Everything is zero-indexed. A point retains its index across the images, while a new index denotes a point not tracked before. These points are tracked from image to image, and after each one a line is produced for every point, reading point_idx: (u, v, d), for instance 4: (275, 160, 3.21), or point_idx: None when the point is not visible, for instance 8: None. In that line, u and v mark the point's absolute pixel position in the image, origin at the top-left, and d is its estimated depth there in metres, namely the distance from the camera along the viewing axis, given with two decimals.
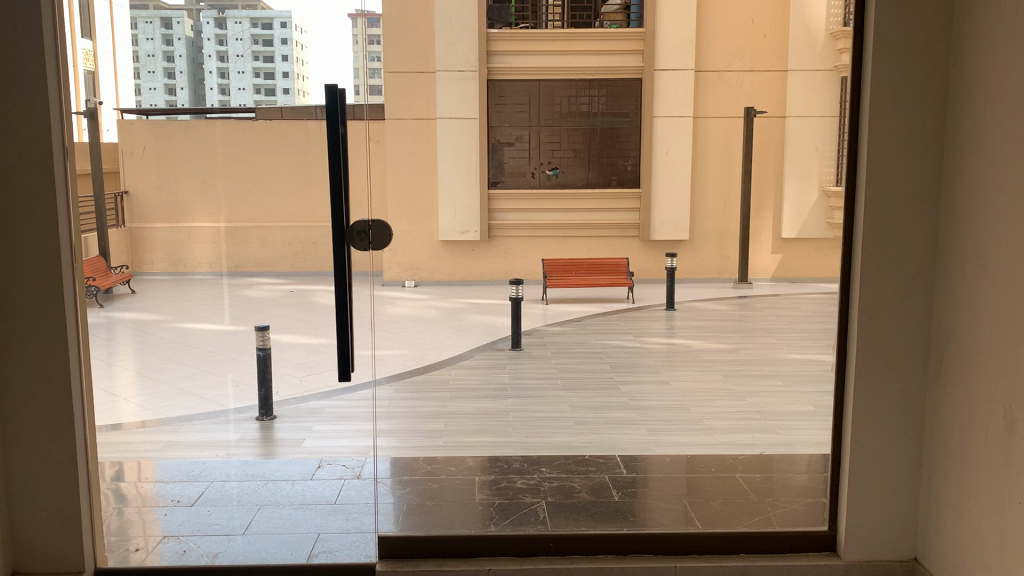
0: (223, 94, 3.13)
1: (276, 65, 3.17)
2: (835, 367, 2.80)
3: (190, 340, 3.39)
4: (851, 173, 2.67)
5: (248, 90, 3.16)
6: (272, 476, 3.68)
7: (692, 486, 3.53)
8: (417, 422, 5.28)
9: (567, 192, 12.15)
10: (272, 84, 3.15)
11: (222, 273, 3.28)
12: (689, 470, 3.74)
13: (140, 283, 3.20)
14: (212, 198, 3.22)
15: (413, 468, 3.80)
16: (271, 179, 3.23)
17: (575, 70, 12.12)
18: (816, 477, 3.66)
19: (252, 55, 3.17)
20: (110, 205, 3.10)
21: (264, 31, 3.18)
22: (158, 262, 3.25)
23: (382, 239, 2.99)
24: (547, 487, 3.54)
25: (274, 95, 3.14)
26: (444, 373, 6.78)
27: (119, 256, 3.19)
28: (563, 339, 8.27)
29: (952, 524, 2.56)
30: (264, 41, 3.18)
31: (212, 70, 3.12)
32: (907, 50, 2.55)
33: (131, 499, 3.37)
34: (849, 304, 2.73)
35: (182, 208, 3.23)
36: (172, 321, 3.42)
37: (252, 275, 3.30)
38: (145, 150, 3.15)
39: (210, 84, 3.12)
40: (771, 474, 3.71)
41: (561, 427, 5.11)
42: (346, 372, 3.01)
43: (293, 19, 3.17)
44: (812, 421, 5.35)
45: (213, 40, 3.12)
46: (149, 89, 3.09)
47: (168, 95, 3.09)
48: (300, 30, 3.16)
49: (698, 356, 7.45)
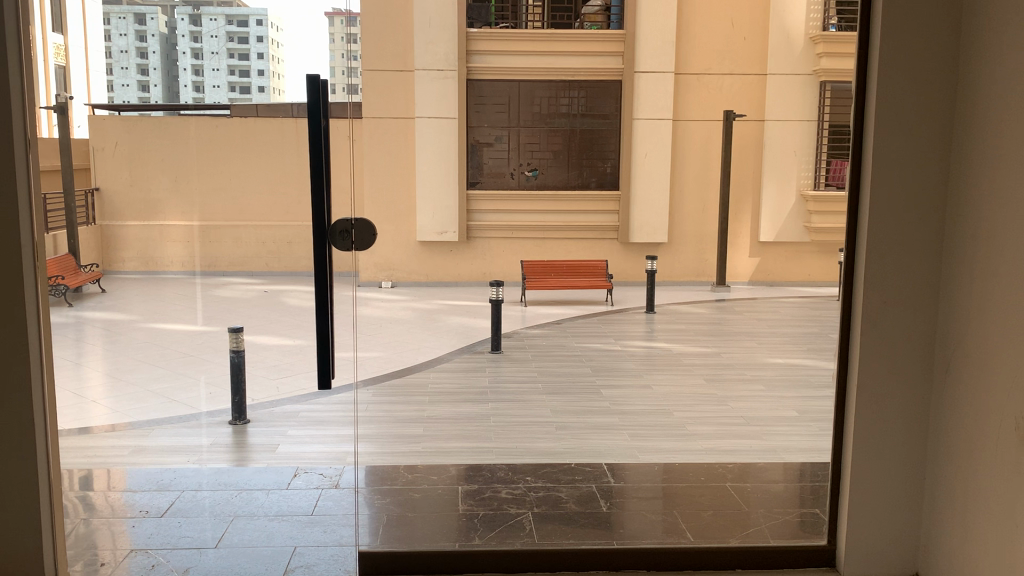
0: (197, 91, 3.05)
1: (251, 63, 3.06)
2: (836, 378, 2.73)
3: (160, 340, 3.18)
4: (853, 179, 2.61)
5: (222, 87, 3.07)
6: (246, 485, 3.55)
7: (673, 496, 3.44)
8: (396, 427, 5.15)
9: (546, 193, 11.83)
10: (247, 81, 3.06)
11: (195, 272, 3.13)
12: (671, 479, 3.65)
13: (110, 282, 3.04)
14: (185, 195, 3.06)
15: (393, 477, 3.67)
16: (245, 174, 3.12)
17: (555, 71, 11.41)
18: (794, 486, 3.60)
19: (227, 51, 3.05)
20: (80, 203, 2.95)
21: (240, 28, 3.04)
22: (129, 260, 3.09)
23: (365, 240, 2.90)
24: (533, 497, 3.43)
25: (249, 92, 3.06)
26: (422, 376, 6.67)
27: (89, 254, 3.01)
28: (543, 342, 8.18)
29: (957, 540, 2.49)
30: (240, 39, 3.05)
31: (186, 66, 3.03)
32: (913, 55, 2.48)
33: (97, 509, 3.24)
34: (852, 312, 2.66)
35: (155, 205, 3.06)
36: (143, 321, 3.17)
37: (226, 275, 3.14)
38: (117, 145, 2.97)
39: (183, 81, 3.04)
40: (755, 482, 3.65)
41: (543, 432, 5.01)
42: (327, 379, 2.94)
43: (268, 17, 3.05)
44: (795, 426, 5.30)
45: (188, 37, 3.00)
46: (122, 85, 2.96)
47: (141, 91, 2.98)
48: (276, 27, 3.04)
49: (678, 360, 7.39)
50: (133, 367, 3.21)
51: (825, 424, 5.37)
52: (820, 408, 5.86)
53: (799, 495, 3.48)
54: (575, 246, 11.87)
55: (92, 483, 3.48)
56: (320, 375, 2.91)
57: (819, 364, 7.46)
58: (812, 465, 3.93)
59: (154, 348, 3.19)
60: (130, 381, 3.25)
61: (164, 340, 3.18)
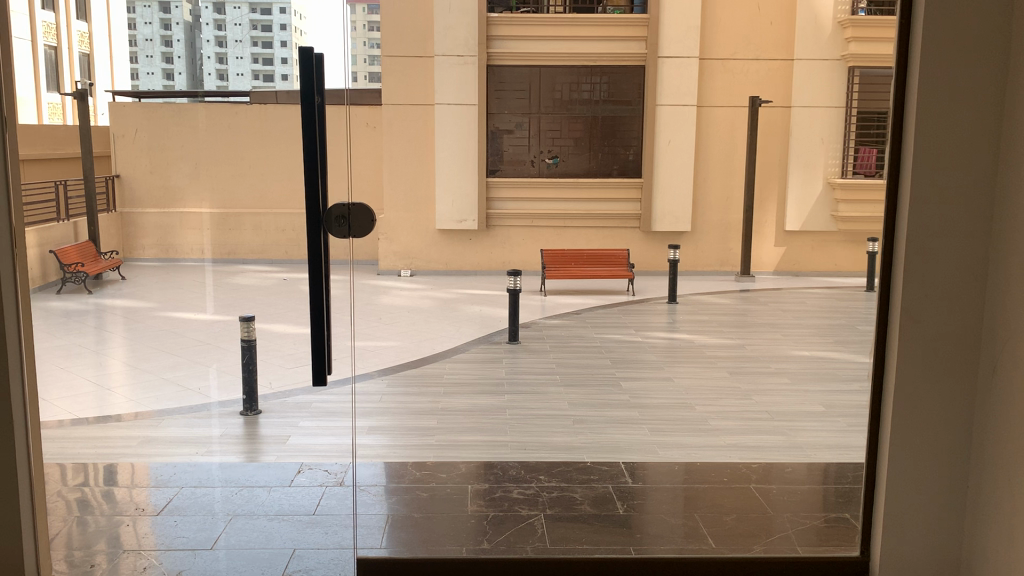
0: (220, 79, 2.87)
1: (275, 51, 2.83)
2: (871, 377, 2.57)
3: (179, 327, 3.06)
4: (893, 167, 2.45)
5: (246, 75, 2.87)
6: (249, 482, 3.47)
7: (693, 496, 3.28)
8: (407, 419, 5.03)
9: (566, 181, 11.59)
10: (271, 70, 2.83)
11: (206, 260, 3.04)
12: (689, 479, 3.48)
13: (129, 269, 3.00)
14: (203, 182, 2.96)
15: (401, 474, 3.54)
16: (266, 164, 2.90)
17: (575, 57, 11.35)
18: (820, 488, 3.41)
19: (251, 40, 2.86)
20: (101, 188, 2.89)
21: (264, 16, 2.86)
22: (149, 247, 3.00)
23: (363, 226, 2.77)
24: (546, 497, 3.29)
25: (273, 80, 2.83)
26: (437, 367, 6.54)
27: (110, 240, 2.96)
28: (563, 332, 8.02)
29: (1007, 555, 2.32)
30: (263, 26, 2.85)
31: (209, 54, 2.86)
32: (958, 34, 2.31)
33: (96, 512, 3.13)
34: (889, 308, 2.50)
35: (175, 193, 2.96)
36: (161, 309, 3.10)
37: (245, 262, 3.01)
38: (138, 132, 2.91)
39: (207, 70, 2.87)
40: (775, 483, 3.47)
41: (559, 426, 4.87)
42: (321, 375, 2.81)
43: (293, 5, 2.85)
44: (820, 422, 5.12)
45: (212, 25, 2.84)
46: (147, 73, 2.87)
47: (165, 80, 2.87)
48: (299, 15, 2.84)
49: (701, 352, 7.21)
50: (150, 357, 3.12)
51: (853, 420, 5.18)
52: (847, 403, 5.65)
53: (825, 499, 3.28)
54: (595, 234, 11.68)
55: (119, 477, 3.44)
56: (313, 373, 2.79)
57: (847, 357, 7.25)
58: (835, 464, 3.77)
59: (171, 337, 3.06)
60: (146, 368, 3.10)
61: (183, 329, 3.06)
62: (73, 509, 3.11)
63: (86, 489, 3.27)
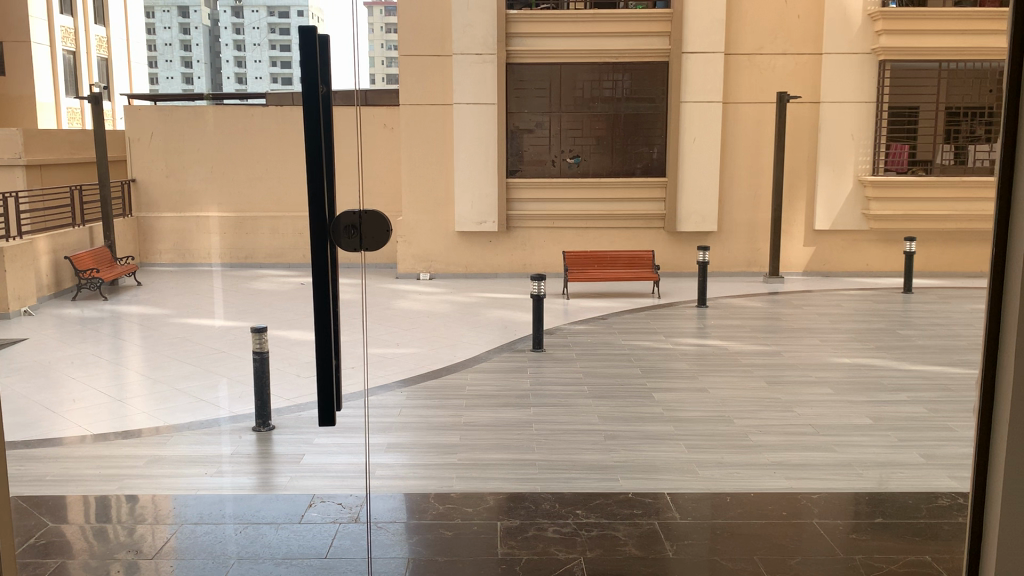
0: (240, 83, 2.62)
1: (293, 54, 2.46)
2: (977, 410, 2.03)
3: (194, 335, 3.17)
4: (1005, 167, 1.97)
5: (265, 78, 2.56)
6: (255, 517, 3.21)
7: (730, 534, 2.98)
8: (426, 434, 4.74)
9: (588, 181, 11.24)
10: (290, 73, 2.47)
11: (213, 264, 2.83)
12: (716, 515, 3.16)
13: (145, 274, 2.90)
14: (224, 185, 2.79)
15: (423, 509, 3.25)
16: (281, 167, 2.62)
17: (598, 53, 10.97)
18: (861, 521, 3.09)
19: (269, 42, 2.56)
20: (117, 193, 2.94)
21: (283, 19, 2.56)
22: (165, 251, 2.85)
23: (376, 237, 2.47)
24: (583, 537, 2.98)
25: (292, 83, 2.49)
26: (457, 377, 6.25)
27: (127, 247, 3.14)
28: (589, 339, 7.71)
29: None
30: (281, 30, 2.54)
31: (228, 58, 2.62)
32: None
33: (115, 546, 2.93)
34: (1001, 335, 1.99)
35: (191, 196, 2.78)
36: (176, 317, 3.14)
37: (261, 266, 2.95)
38: (153, 135, 2.74)
39: (226, 73, 2.63)
40: (807, 518, 3.12)
41: (589, 442, 4.56)
42: (329, 415, 2.53)
43: (310, 7, 2.54)
44: (870, 436, 4.75)
45: (230, 29, 2.62)
46: (167, 78, 2.64)
47: (184, 84, 2.63)
48: (318, 18, 2.53)
49: (735, 359, 6.87)
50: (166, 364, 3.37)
51: (904, 435, 4.81)
52: (896, 415, 5.28)
53: (887, 535, 2.96)
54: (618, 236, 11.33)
55: (139, 516, 3.20)
56: (320, 412, 2.52)
57: (889, 364, 6.86)
58: (895, 495, 3.43)
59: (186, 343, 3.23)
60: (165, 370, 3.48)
61: (197, 335, 3.15)
62: (93, 542, 2.94)
63: (104, 525, 3.07)
